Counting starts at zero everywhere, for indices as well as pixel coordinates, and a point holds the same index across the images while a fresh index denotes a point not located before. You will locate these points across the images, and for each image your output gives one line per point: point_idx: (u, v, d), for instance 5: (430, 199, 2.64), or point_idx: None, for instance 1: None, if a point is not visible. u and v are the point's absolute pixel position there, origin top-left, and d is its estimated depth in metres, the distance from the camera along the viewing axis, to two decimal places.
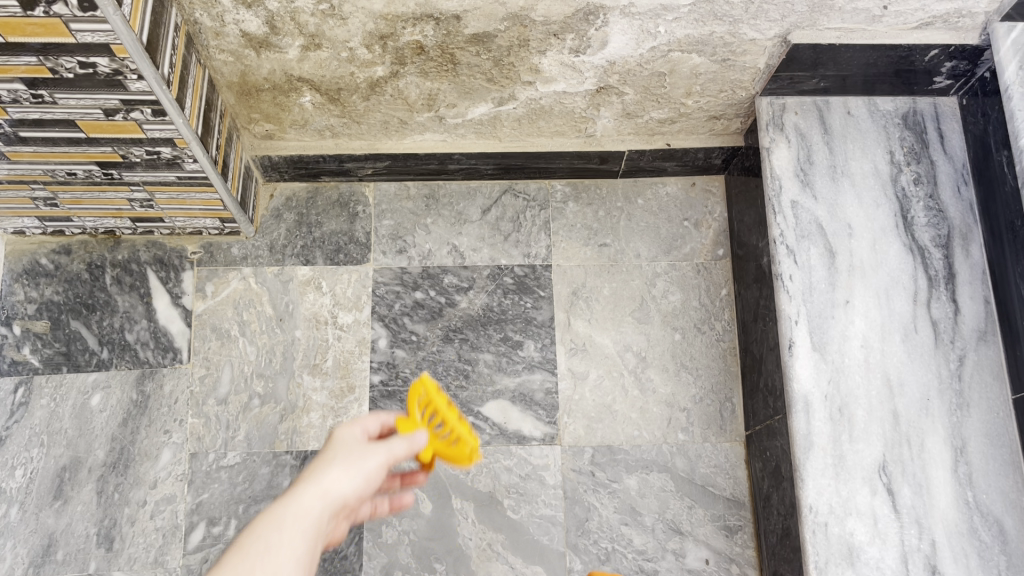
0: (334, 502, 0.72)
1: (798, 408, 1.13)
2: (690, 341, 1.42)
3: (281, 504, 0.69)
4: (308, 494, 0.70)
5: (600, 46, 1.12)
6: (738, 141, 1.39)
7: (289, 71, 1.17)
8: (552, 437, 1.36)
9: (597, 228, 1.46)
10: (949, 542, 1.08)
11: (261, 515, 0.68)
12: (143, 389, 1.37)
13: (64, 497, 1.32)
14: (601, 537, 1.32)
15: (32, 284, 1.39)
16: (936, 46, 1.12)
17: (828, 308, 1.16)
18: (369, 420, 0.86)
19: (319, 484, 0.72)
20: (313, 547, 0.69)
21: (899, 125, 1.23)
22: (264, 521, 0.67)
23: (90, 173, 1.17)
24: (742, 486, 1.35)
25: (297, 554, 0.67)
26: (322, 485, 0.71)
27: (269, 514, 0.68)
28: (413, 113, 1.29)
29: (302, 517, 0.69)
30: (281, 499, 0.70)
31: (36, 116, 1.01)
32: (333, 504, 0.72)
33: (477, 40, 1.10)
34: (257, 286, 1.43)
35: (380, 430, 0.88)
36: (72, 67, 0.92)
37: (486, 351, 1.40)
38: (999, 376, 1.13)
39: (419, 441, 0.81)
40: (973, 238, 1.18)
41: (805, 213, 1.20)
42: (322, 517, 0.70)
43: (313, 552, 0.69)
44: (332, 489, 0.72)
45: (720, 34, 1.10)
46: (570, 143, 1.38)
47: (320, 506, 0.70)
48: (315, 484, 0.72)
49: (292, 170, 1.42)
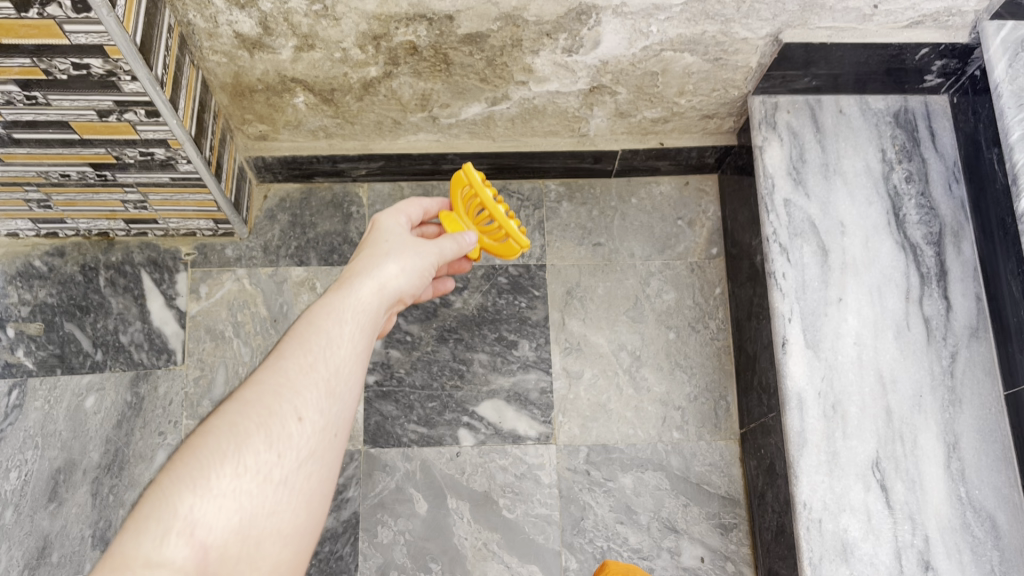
0: (389, 297, 0.80)
1: (791, 405, 1.14)
2: (685, 340, 1.42)
3: (315, 327, 0.72)
4: (330, 321, 0.74)
5: (593, 46, 1.12)
6: (731, 140, 1.39)
7: (283, 72, 1.17)
8: (547, 436, 1.37)
9: (591, 227, 1.46)
10: (942, 538, 1.09)
11: (327, 294, 0.78)
12: (138, 391, 1.37)
13: (58, 499, 1.31)
14: (597, 536, 1.33)
15: (26, 287, 1.39)
16: (926, 45, 1.13)
17: (821, 305, 1.17)
18: (409, 207, 0.92)
19: (376, 277, 0.80)
20: (345, 366, 0.72)
21: (890, 123, 1.23)
22: (318, 322, 0.73)
23: (83, 174, 1.17)
24: (737, 484, 1.36)
25: (332, 366, 0.71)
26: (352, 305, 0.76)
27: (328, 308, 0.75)
28: (406, 113, 1.29)
29: (326, 333, 0.72)
30: (341, 289, 0.78)
31: (30, 118, 1.01)
32: (381, 301, 0.80)
33: (470, 41, 1.10)
34: (251, 287, 1.43)
35: (422, 214, 0.94)
36: (65, 68, 0.92)
37: (481, 350, 1.40)
38: (991, 372, 1.14)
39: (468, 241, 0.91)
40: (965, 235, 1.19)
41: (798, 211, 1.20)
42: (359, 321, 0.76)
43: (342, 373, 0.71)
44: (388, 286, 0.80)
45: (712, 33, 1.10)
46: (564, 143, 1.39)
47: (342, 328, 0.74)
48: (373, 279, 0.80)
49: (286, 171, 1.42)
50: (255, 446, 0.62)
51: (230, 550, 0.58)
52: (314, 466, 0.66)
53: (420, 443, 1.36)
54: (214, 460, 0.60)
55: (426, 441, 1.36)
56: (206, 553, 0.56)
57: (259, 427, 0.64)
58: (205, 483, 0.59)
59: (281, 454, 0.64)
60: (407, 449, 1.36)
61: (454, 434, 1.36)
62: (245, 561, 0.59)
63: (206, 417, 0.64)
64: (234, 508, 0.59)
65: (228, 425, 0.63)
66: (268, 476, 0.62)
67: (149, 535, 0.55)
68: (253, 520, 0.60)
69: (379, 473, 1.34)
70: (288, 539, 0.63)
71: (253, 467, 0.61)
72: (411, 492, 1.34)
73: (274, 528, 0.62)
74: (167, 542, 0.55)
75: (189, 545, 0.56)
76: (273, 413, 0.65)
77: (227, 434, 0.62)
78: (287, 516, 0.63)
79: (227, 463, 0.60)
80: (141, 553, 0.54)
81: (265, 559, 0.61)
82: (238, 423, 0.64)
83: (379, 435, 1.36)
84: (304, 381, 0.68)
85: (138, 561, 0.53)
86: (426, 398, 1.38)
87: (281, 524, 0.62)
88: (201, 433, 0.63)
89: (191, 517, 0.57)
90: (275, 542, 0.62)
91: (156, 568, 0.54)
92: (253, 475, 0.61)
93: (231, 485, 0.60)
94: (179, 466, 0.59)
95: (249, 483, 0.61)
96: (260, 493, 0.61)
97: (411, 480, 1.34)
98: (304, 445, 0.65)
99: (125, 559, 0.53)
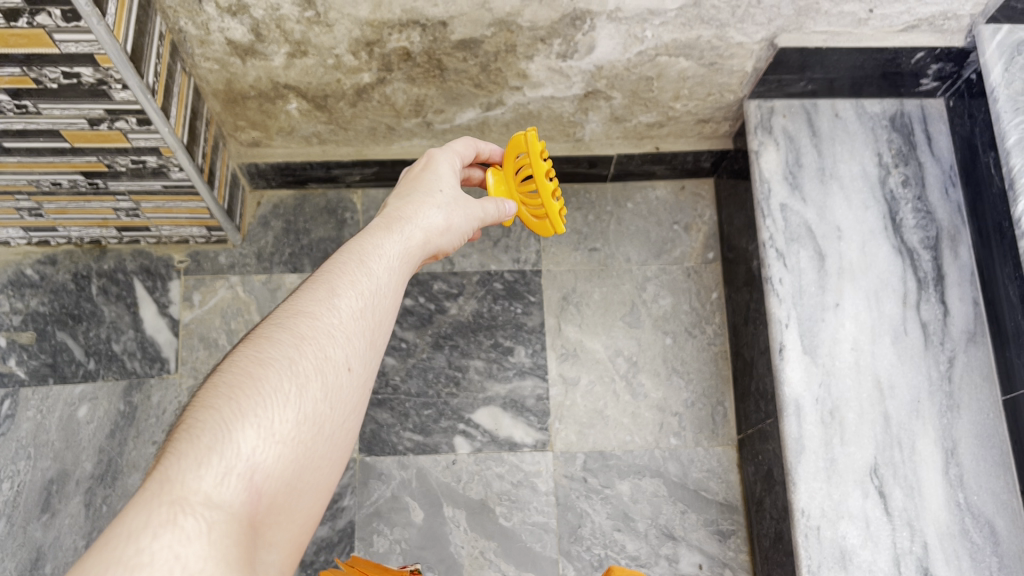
0: (431, 250, 0.74)
1: (789, 411, 1.13)
2: (681, 345, 1.41)
3: (364, 266, 0.65)
4: (381, 263, 0.66)
5: (587, 51, 1.12)
6: (727, 144, 1.39)
7: (275, 79, 1.16)
8: (544, 443, 1.36)
9: (587, 232, 1.45)
10: (940, 544, 1.08)
11: (370, 230, 0.70)
12: (131, 400, 1.36)
13: (51, 510, 1.30)
14: (594, 543, 1.32)
15: (18, 295, 1.38)
16: (922, 49, 1.12)
17: (818, 310, 1.16)
18: (458, 147, 0.84)
19: (422, 226, 0.73)
20: (390, 316, 0.64)
21: (886, 127, 1.23)
22: (368, 261, 0.65)
23: (74, 183, 1.16)
24: (735, 490, 1.35)
25: (380, 313, 0.63)
26: (400, 249, 0.69)
27: (375, 245, 0.67)
28: (400, 119, 1.28)
29: (376, 276, 0.64)
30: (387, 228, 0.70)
31: (20, 127, 1.00)
32: (424, 250, 0.73)
33: (464, 46, 1.09)
34: (245, 295, 1.42)
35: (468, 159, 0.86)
36: (55, 77, 0.91)
37: (476, 357, 1.39)
38: (989, 377, 1.14)
39: (506, 210, 0.86)
40: (961, 240, 1.19)
41: (795, 216, 1.20)
42: (404, 269, 0.69)
43: (388, 324, 0.64)
44: (433, 239, 0.73)
45: (707, 38, 1.10)
46: (559, 148, 1.38)
47: (392, 273, 0.66)
48: (416, 224, 0.72)
49: (279, 177, 1.41)
50: (313, 392, 0.54)
51: (279, 504, 0.50)
52: (356, 422, 0.58)
53: (416, 451, 1.35)
54: (275, 399, 0.52)
55: (422, 449, 1.35)
56: (258, 504, 0.48)
57: (315, 369, 0.56)
58: (266, 423, 0.50)
59: (334, 405, 0.56)
60: (403, 457, 1.35)
61: (450, 441, 1.36)
62: (289, 520, 0.50)
63: (255, 347, 0.56)
64: (292, 458, 0.51)
65: (283, 360, 0.55)
66: (322, 428, 0.54)
67: (210, 471, 0.46)
68: (304, 475, 0.52)
69: (375, 481, 1.33)
70: (325, 505, 0.54)
71: (310, 412, 0.53)
72: (407, 500, 1.33)
73: (319, 486, 0.53)
74: (223, 484, 0.46)
75: (246, 491, 0.47)
76: (329, 356, 0.57)
77: (285, 372, 0.54)
78: (330, 476, 0.55)
79: (287, 404, 0.52)
80: (199, 490, 0.45)
81: (303, 522, 0.52)
82: (293, 359, 0.55)
83: (374, 443, 1.35)
84: (354, 326, 0.60)
85: (196, 498, 0.45)
86: (422, 405, 1.37)
87: (325, 482, 0.54)
88: (254, 364, 0.54)
89: (253, 460, 0.48)
90: (315, 503, 0.53)
91: (215, 509, 0.45)
92: (310, 424, 0.53)
93: (292, 431, 0.51)
94: (234, 398, 0.51)
95: (305, 430, 0.53)
96: (313, 445, 0.53)
97: (407, 488, 1.33)
98: (352, 399, 0.58)
99: (183, 493, 0.44)
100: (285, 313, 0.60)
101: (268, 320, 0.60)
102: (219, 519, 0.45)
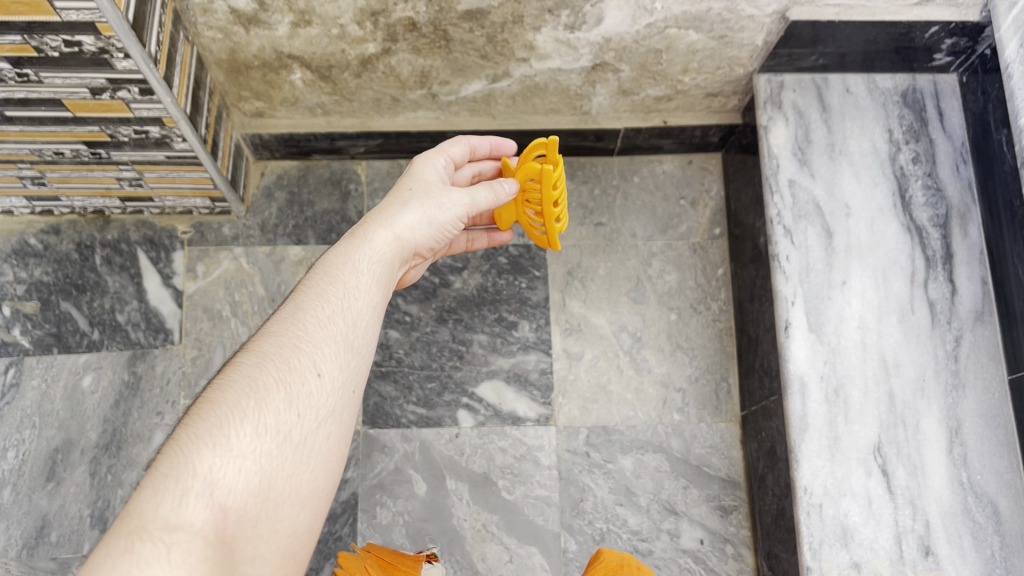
0: (409, 247, 0.79)
1: (793, 389, 1.13)
2: (686, 321, 1.41)
3: (331, 279, 0.70)
4: (349, 271, 0.71)
5: (595, 22, 1.10)
6: (735, 118, 1.37)
7: (279, 49, 1.14)
8: (547, 418, 1.36)
9: (593, 206, 1.44)
10: (943, 522, 1.08)
11: (343, 243, 0.75)
12: (135, 370, 1.36)
13: (57, 479, 1.31)
14: (596, 517, 1.33)
15: (22, 265, 1.38)
16: (936, 23, 1.10)
17: (825, 288, 1.16)
18: (453, 146, 0.89)
19: (395, 227, 0.77)
20: (362, 319, 0.69)
21: (898, 103, 1.21)
22: (335, 272, 0.71)
23: (77, 152, 1.15)
24: (738, 466, 1.35)
25: (349, 318, 0.68)
26: (371, 253, 0.74)
27: (344, 255, 0.73)
28: (405, 90, 1.26)
29: (343, 285, 0.70)
30: (359, 236, 0.76)
31: (22, 95, 0.99)
32: (401, 250, 0.77)
33: (470, 17, 1.08)
34: (249, 267, 1.41)
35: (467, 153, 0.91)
36: (56, 45, 0.90)
37: (480, 331, 1.39)
38: (994, 357, 1.13)
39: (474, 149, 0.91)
40: (971, 218, 1.17)
41: (802, 192, 1.19)
42: (376, 272, 0.73)
43: (360, 326, 0.68)
44: (406, 236, 0.78)
45: (718, 10, 1.08)
46: (565, 120, 1.36)
47: (360, 279, 0.71)
48: (390, 227, 0.77)
49: (283, 148, 1.40)
50: (273, 404, 0.59)
51: (249, 514, 0.55)
52: (331, 424, 0.63)
53: (419, 424, 1.35)
54: (233, 418, 0.57)
55: (425, 422, 1.36)
56: (223, 518, 0.53)
57: (277, 382, 0.61)
58: (223, 442, 0.56)
59: (299, 413, 0.60)
60: (406, 430, 1.35)
61: (453, 415, 1.36)
62: (263, 525, 0.56)
63: (222, 373, 0.62)
64: (254, 470, 0.56)
65: (244, 381, 0.60)
66: (287, 435, 0.59)
67: (168, 497, 0.52)
68: (272, 482, 0.57)
69: (378, 454, 1.34)
70: (309, 508, 0.59)
71: (270, 424, 0.58)
72: (411, 473, 1.33)
73: (294, 491, 0.58)
74: (184, 505, 0.52)
75: (207, 508, 0.53)
76: (292, 369, 0.62)
77: (244, 390, 0.59)
78: (307, 477, 0.60)
79: (244, 421, 0.57)
80: (157, 516, 0.51)
81: (283, 524, 0.57)
82: (256, 377, 0.61)
83: (378, 416, 1.35)
84: (322, 335, 0.66)
85: (156, 525, 0.50)
86: (426, 378, 1.37)
87: (301, 486, 0.59)
88: (216, 389, 0.60)
89: (211, 478, 0.54)
90: (293, 507, 0.58)
91: (175, 531, 0.50)
92: (272, 434, 0.58)
93: (250, 445, 0.57)
94: (194, 424, 0.56)
95: (267, 443, 0.58)
96: (279, 454, 0.58)
97: (410, 461, 1.34)
98: (322, 403, 0.62)
99: (142, 523, 0.50)
100: (255, 337, 0.66)
101: (245, 344, 0.66)
102: (179, 538, 0.50)
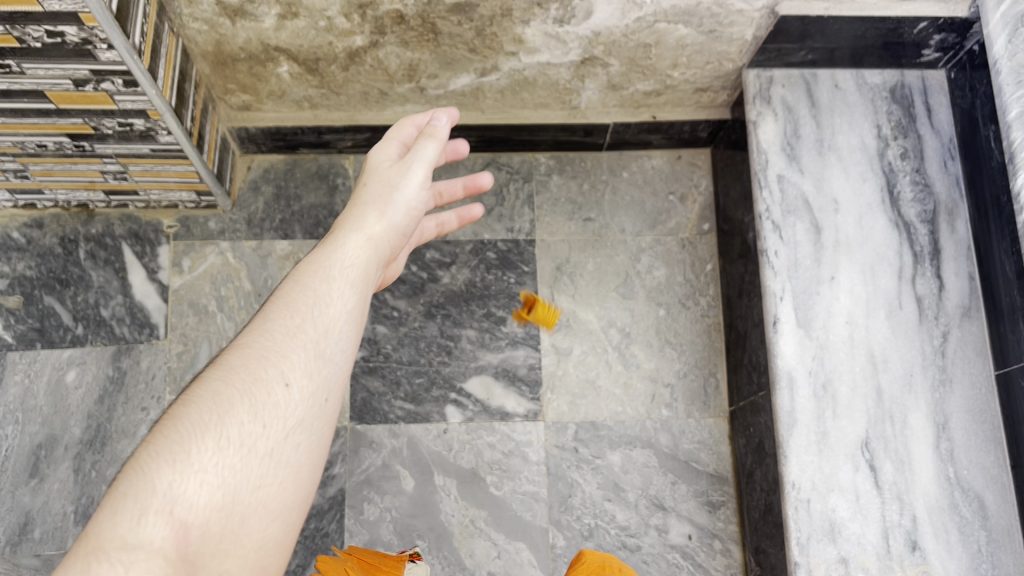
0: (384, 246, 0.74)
1: (782, 384, 1.13)
2: (675, 316, 1.41)
3: (302, 287, 0.67)
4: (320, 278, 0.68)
5: (585, 16, 1.09)
6: (724, 114, 1.37)
7: (266, 41, 1.13)
8: (535, 414, 1.36)
9: (582, 202, 1.44)
10: (929, 517, 1.09)
11: (317, 249, 0.72)
12: (119, 365, 1.35)
13: (40, 475, 1.30)
14: (585, 513, 1.32)
15: (5, 259, 1.37)
16: (925, 18, 1.10)
17: (813, 284, 1.16)
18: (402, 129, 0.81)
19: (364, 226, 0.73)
20: (335, 325, 0.66)
21: (886, 98, 1.21)
22: (306, 280, 0.68)
23: (60, 145, 1.14)
24: (726, 461, 1.35)
25: (321, 325, 0.65)
26: (344, 255, 0.70)
27: (317, 261, 0.69)
28: (393, 84, 1.25)
29: (314, 292, 0.66)
30: (328, 241, 0.72)
31: (3, 87, 0.97)
32: (377, 250, 0.72)
33: (458, 10, 1.07)
34: (235, 261, 1.40)
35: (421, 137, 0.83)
36: (38, 36, 0.88)
37: (468, 327, 1.38)
38: (982, 353, 1.13)
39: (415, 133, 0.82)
40: (959, 213, 1.17)
41: (792, 188, 1.19)
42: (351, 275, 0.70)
43: (332, 333, 0.65)
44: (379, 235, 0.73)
45: (707, 5, 1.07)
46: (554, 115, 1.36)
47: (333, 285, 0.68)
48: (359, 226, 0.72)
49: (270, 142, 1.39)
50: (237, 417, 0.57)
51: (212, 531, 0.53)
52: (301, 434, 0.60)
53: (407, 419, 1.35)
54: (195, 434, 0.55)
55: (413, 418, 1.35)
56: (183, 536, 0.51)
57: (243, 395, 0.59)
58: (184, 458, 0.54)
59: (264, 425, 0.58)
60: (393, 425, 1.34)
61: (441, 410, 1.35)
62: (227, 541, 0.54)
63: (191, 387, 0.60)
64: (216, 485, 0.54)
65: (208, 395, 0.58)
66: (250, 449, 0.57)
67: (125, 515, 0.50)
68: (235, 498, 0.55)
69: (365, 450, 1.33)
70: (278, 521, 0.57)
71: (234, 439, 0.56)
72: (398, 468, 1.33)
73: (259, 505, 0.56)
74: (143, 523, 0.50)
75: (167, 525, 0.51)
76: (257, 380, 0.60)
77: (208, 406, 0.57)
78: (274, 490, 0.58)
79: (205, 437, 0.55)
80: (115, 536, 0.49)
81: (251, 539, 0.55)
82: (221, 391, 0.59)
83: (365, 411, 1.35)
84: (291, 343, 0.63)
85: (113, 544, 0.49)
86: (413, 373, 1.37)
87: (267, 499, 0.57)
88: (181, 405, 0.58)
89: (171, 494, 0.52)
90: (261, 521, 0.56)
91: (133, 551, 0.49)
92: (235, 448, 0.56)
93: (211, 459, 0.55)
94: (155, 443, 0.55)
95: (230, 458, 0.56)
96: (242, 468, 0.56)
97: (398, 456, 1.33)
98: (289, 414, 0.60)
99: (99, 543, 0.49)
100: (227, 348, 0.64)
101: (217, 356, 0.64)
102: (136, 558, 0.49)
